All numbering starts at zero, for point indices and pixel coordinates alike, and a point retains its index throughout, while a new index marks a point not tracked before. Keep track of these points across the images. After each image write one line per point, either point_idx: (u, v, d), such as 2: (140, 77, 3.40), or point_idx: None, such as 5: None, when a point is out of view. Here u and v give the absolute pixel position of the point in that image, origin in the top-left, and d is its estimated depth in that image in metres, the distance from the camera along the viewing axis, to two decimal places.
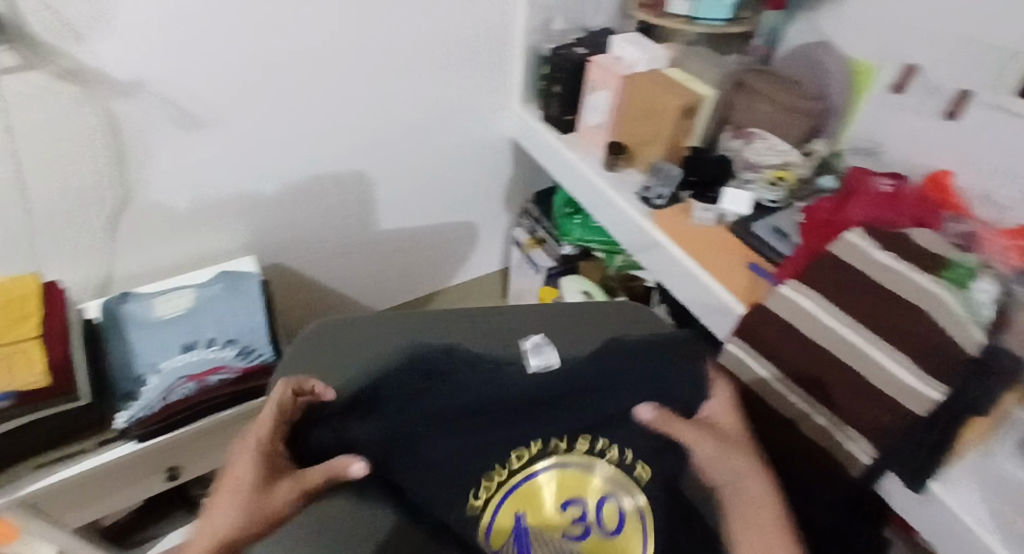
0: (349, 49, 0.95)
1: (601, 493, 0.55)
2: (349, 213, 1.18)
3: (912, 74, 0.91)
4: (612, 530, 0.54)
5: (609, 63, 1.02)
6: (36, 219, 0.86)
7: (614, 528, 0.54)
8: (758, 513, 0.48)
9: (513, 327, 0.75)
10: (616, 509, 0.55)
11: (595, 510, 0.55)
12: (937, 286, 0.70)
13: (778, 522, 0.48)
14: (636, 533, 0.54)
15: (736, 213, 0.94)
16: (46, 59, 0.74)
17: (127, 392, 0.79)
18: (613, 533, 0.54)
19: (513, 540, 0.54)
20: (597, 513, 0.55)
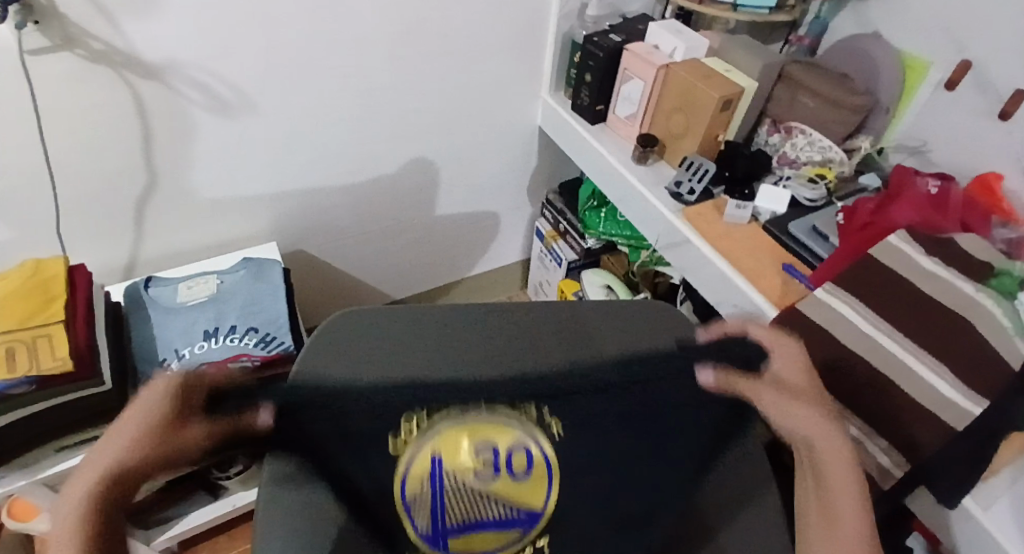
0: (380, 34, 0.93)
1: (511, 441, 0.46)
2: (372, 202, 1.17)
3: (965, 70, 0.85)
4: (521, 475, 0.46)
5: (646, 51, 0.98)
6: (61, 200, 0.86)
7: (524, 474, 0.46)
8: (840, 478, 0.48)
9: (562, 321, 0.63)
10: (538, 458, 0.47)
11: (504, 455, 0.46)
12: (983, 297, 0.68)
13: (854, 494, 0.47)
14: (542, 483, 0.47)
15: (771, 212, 0.91)
16: (75, 40, 0.72)
17: (149, 377, 0.79)
18: (522, 478, 0.46)
19: (425, 485, 0.45)
20: (506, 459, 0.46)
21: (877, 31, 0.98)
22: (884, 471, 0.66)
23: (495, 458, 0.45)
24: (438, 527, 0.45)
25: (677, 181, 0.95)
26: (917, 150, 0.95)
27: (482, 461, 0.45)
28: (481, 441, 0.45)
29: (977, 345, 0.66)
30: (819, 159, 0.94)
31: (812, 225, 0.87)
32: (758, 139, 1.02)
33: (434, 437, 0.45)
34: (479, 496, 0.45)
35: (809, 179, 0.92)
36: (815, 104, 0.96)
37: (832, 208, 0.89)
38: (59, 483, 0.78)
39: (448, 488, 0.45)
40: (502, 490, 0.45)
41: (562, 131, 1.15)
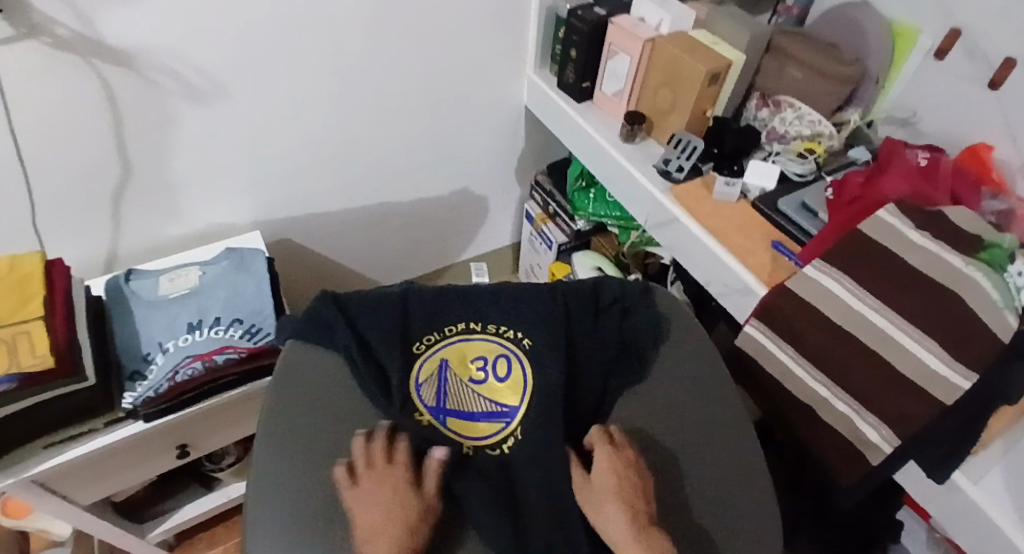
0: (360, 15, 0.90)
1: (499, 351, 0.65)
2: (357, 187, 1.15)
3: (954, 38, 0.85)
4: (502, 377, 0.63)
5: (631, 25, 0.96)
6: (36, 194, 0.84)
7: (505, 375, 0.63)
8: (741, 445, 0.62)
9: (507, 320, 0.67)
10: (514, 361, 0.64)
11: (493, 363, 0.64)
12: (973, 269, 0.66)
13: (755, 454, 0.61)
14: (519, 387, 0.62)
15: (761, 188, 0.89)
16: (41, 27, 0.69)
17: (134, 372, 0.78)
18: (502, 379, 0.63)
19: (435, 381, 0.63)
20: (495, 366, 0.64)
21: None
22: (872, 445, 0.68)
23: (486, 364, 0.64)
24: (440, 405, 0.62)
25: (665, 159, 0.93)
26: (907, 121, 0.95)
27: (477, 369, 0.64)
28: (477, 353, 0.65)
29: (965, 316, 0.64)
30: (809, 134, 0.92)
31: (801, 201, 0.86)
32: (747, 114, 0.99)
33: (446, 348, 0.65)
34: (472, 394, 0.63)
35: (798, 154, 0.91)
36: (804, 76, 0.94)
37: (821, 183, 0.88)
38: (49, 479, 0.77)
39: (450, 383, 0.63)
40: (487, 388, 0.63)
41: (549, 111, 1.13)
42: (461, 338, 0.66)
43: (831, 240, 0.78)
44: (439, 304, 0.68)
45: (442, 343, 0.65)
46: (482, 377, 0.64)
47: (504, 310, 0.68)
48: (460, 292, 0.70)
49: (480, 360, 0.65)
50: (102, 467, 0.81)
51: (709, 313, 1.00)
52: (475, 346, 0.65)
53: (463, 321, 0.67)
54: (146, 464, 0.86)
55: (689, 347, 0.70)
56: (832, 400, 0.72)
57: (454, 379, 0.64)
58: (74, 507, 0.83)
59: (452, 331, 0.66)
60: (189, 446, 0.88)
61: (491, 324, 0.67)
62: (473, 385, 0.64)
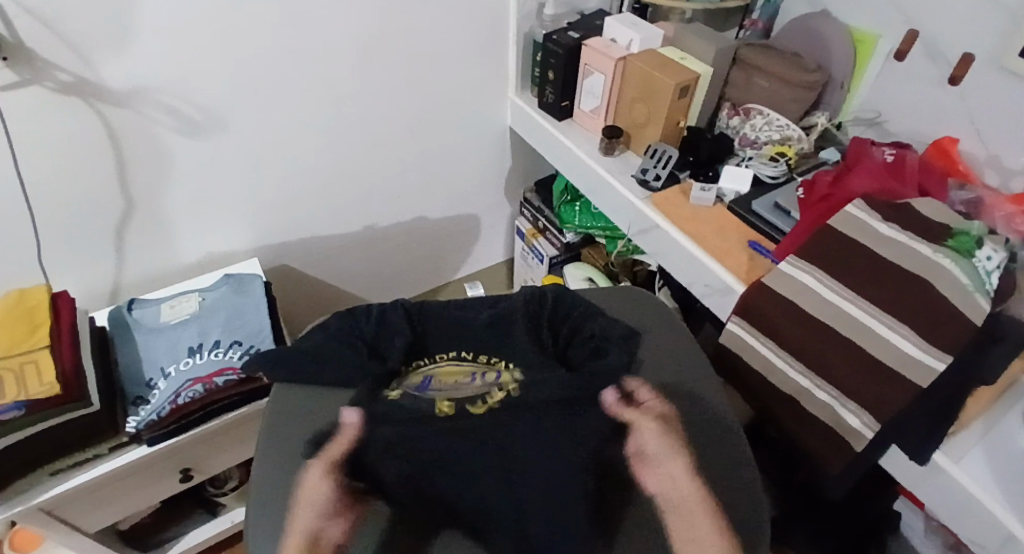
0: (346, 49, 0.95)
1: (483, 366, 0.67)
2: (351, 212, 1.19)
3: (912, 40, 0.89)
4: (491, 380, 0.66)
5: (603, 46, 1.00)
6: (41, 231, 0.88)
7: (494, 380, 0.66)
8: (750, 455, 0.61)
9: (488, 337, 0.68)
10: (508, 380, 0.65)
11: (479, 374, 0.66)
12: (940, 257, 0.69)
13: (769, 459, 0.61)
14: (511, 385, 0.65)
15: (735, 192, 0.93)
16: (43, 72, 0.74)
17: (137, 397, 0.81)
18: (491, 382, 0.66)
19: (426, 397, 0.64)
20: (482, 375, 0.66)
21: (825, 9, 1.01)
22: (853, 432, 0.69)
23: (474, 376, 0.66)
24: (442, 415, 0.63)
25: (643, 169, 0.97)
26: (874, 122, 0.99)
27: (466, 380, 0.66)
28: (465, 372, 0.67)
29: (935, 301, 0.67)
30: (778, 138, 0.96)
31: (774, 202, 0.89)
32: (719, 123, 1.03)
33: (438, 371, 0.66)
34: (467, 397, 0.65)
35: (769, 158, 0.94)
36: (770, 84, 0.99)
37: (793, 184, 0.91)
38: (55, 507, 0.79)
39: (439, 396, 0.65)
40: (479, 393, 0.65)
41: (531, 129, 1.17)
42: (450, 363, 0.67)
43: (804, 237, 0.80)
44: (422, 329, 0.69)
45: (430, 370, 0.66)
46: (472, 382, 0.66)
47: (487, 333, 0.69)
48: (442, 311, 0.71)
49: (467, 375, 0.66)
50: (107, 493, 0.83)
51: (694, 315, 1.01)
52: (456, 367, 0.67)
53: (455, 349, 0.68)
54: (150, 488, 0.88)
55: (675, 361, 0.69)
56: (814, 390, 0.74)
57: (442, 389, 0.65)
58: (81, 534, 0.85)
59: (440, 358, 0.68)
60: (192, 469, 0.90)
61: (483, 355, 0.68)
62: (465, 387, 0.65)
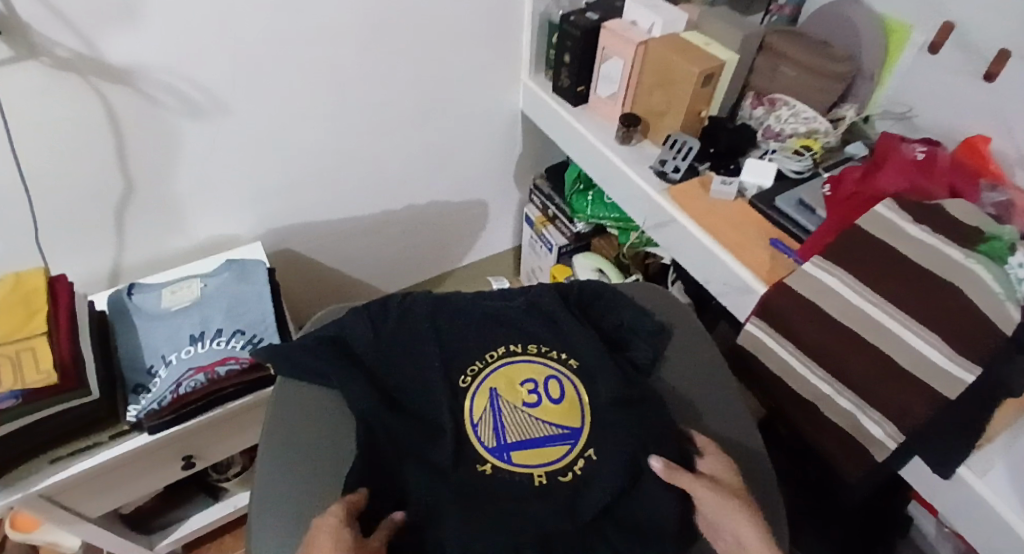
0: (354, 28, 0.91)
1: (546, 374, 0.62)
2: (356, 196, 1.15)
3: (948, 32, 0.84)
4: (557, 398, 0.60)
5: (623, 29, 0.96)
6: (39, 212, 0.85)
7: (559, 398, 0.60)
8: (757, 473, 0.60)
9: (505, 336, 0.65)
10: (568, 385, 0.61)
11: (543, 385, 0.61)
12: (971, 262, 0.66)
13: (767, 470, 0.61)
14: (575, 410, 0.60)
15: (758, 186, 0.90)
16: (39, 49, 0.70)
17: (137, 385, 0.79)
18: (557, 399, 0.60)
19: (489, 414, 0.59)
20: (545, 387, 0.61)
21: None
22: (876, 442, 0.68)
23: (536, 387, 0.61)
24: (501, 442, 0.57)
25: (662, 159, 0.93)
26: (902, 116, 0.94)
27: (528, 392, 0.60)
28: (524, 377, 0.62)
29: (965, 311, 0.64)
30: (804, 131, 0.92)
31: (799, 198, 0.86)
32: (742, 113, 1.00)
33: (492, 376, 0.61)
34: (529, 419, 0.58)
35: (794, 151, 0.91)
36: (798, 74, 0.95)
37: (819, 179, 0.88)
38: (57, 494, 0.77)
39: (505, 413, 0.59)
40: (542, 411, 0.59)
41: (544, 115, 1.13)
42: (505, 362, 0.63)
43: (829, 236, 0.77)
44: (452, 318, 0.66)
45: (491, 367, 0.62)
46: (536, 399, 0.60)
47: (514, 333, 0.65)
48: (473, 304, 0.68)
49: (529, 383, 0.61)
50: (110, 480, 0.82)
51: (710, 312, 1.00)
52: (515, 373, 0.62)
53: (506, 343, 0.64)
54: (152, 476, 0.87)
55: (698, 365, 0.67)
56: (834, 396, 0.72)
57: (508, 406, 0.59)
58: (83, 519, 0.84)
59: (493, 357, 0.63)
60: (194, 456, 0.89)
61: (533, 344, 0.64)
62: (527, 409, 0.59)
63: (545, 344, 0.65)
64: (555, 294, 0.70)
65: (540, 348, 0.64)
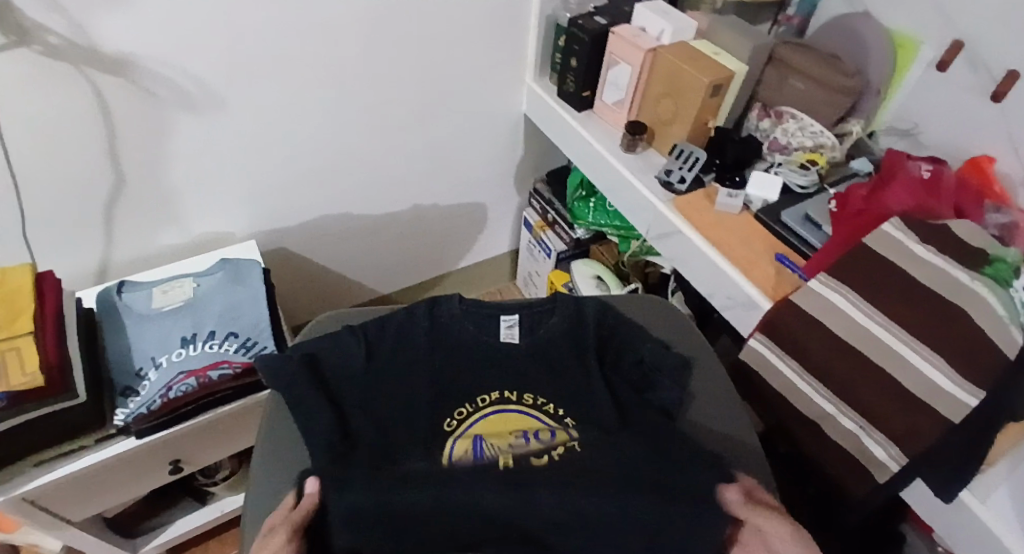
0: (358, 24, 0.89)
1: (534, 427, 0.58)
2: (354, 195, 1.13)
3: (956, 50, 0.84)
4: (545, 446, 0.57)
5: (632, 35, 0.95)
6: (26, 205, 0.82)
7: (548, 448, 0.57)
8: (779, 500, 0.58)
9: (511, 373, 0.62)
10: (557, 442, 0.57)
11: (531, 434, 0.58)
12: (977, 284, 0.66)
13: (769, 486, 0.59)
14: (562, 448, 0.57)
15: (763, 199, 0.89)
16: (30, 34, 0.68)
17: (126, 388, 0.76)
18: (546, 447, 0.57)
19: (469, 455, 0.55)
20: (533, 435, 0.58)
21: (867, 9, 0.96)
22: (879, 463, 0.67)
23: (526, 436, 0.58)
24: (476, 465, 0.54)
25: (667, 170, 0.93)
26: (908, 133, 0.94)
27: (516, 441, 0.57)
28: (516, 427, 0.59)
29: (971, 333, 0.64)
30: (810, 145, 0.92)
31: (805, 213, 0.85)
32: (748, 124, 1.00)
33: (478, 421, 0.59)
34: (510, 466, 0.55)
35: (800, 165, 0.90)
36: (806, 88, 0.95)
37: (825, 195, 0.87)
38: (38, 498, 0.75)
39: (488, 454, 0.55)
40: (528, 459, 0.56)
41: (548, 119, 1.12)
42: (494, 410, 0.60)
43: (836, 253, 0.77)
44: (460, 350, 0.64)
45: (478, 414, 0.59)
46: (523, 443, 0.57)
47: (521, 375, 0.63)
48: (483, 334, 0.65)
49: (517, 433, 0.58)
50: (94, 484, 0.79)
51: (711, 324, 0.99)
52: (501, 423, 0.59)
53: (497, 390, 0.61)
54: (138, 480, 0.84)
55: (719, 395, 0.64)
56: (837, 415, 0.71)
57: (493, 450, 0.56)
58: (65, 523, 0.81)
59: (483, 403, 0.60)
60: (183, 461, 0.87)
61: (528, 396, 0.61)
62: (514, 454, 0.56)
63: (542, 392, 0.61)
64: (568, 324, 0.66)
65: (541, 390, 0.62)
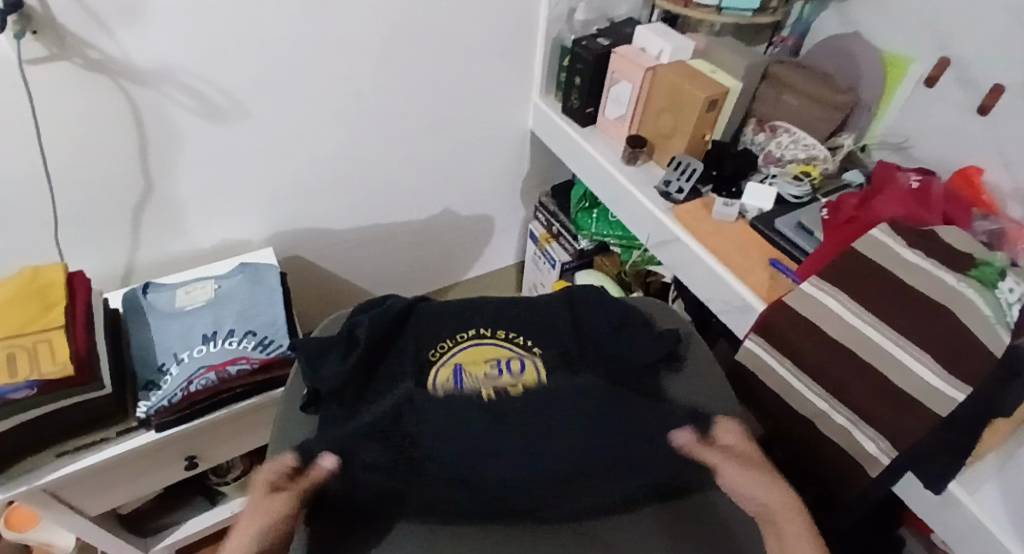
0: (373, 42, 0.95)
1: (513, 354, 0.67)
2: (368, 206, 1.18)
3: (944, 67, 0.88)
4: (518, 372, 0.64)
5: (633, 55, 1.00)
6: (60, 209, 0.87)
7: (519, 372, 0.64)
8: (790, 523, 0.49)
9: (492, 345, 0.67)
10: (530, 363, 0.66)
11: (507, 362, 0.65)
12: (963, 287, 0.68)
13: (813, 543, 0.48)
14: (534, 381, 0.63)
15: (758, 209, 0.93)
16: (72, 48, 0.73)
17: (149, 382, 0.80)
18: (519, 374, 0.64)
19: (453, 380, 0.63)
20: (509, 364, 0.65)
21: (857, 31, 1.01)
22: (871, 459, 0.69)
23: (501, 364, 0.65)
24: (458, 399, 0.61)
25: (667, 180, 0.97)
26: (900, 146, 0.98)
27: (492, 367, 0.65)
28: (492, 356, 0.66)
29: (955, 335, 0.66)
30: (804, 157, 0.96)
31: (798, 221, 0.89)
32: (745, 138, 1.04)
33: (460, 353, 0.66)
34: (489, 386, 0.63)
35: (794, 177, 0.94)
36: (800, 103, 0.99)
37: (817, 204, 0.91)
38: (59, 488, 0.78)
39: (467, 381, 0.63)
40: (503, 382, 0.63)
41: (554, 134, 1.17)
42: (472, 344, 0.68)
43: (828, 258, 0.80)
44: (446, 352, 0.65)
45: (460, 346, 0.67)
46: (499, 371, 0.64)
47: (521, 323, 0.70)
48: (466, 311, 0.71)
49: (493, 360, 0.66)
50: (112, 476, 0.82)
51: (711, 329, 1.02)
52: (478, 353, 0.67)
53: (474, 328, 0.69)
54: (154, 474, 0.87)
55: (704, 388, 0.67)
56: (830, 413, 0.73)
57: (470, 373, 0.64)
58: (81, 516, 0.84)
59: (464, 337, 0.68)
60: (197, 456, 0.90)
61: (501, 331, 0.69)
62: (490, 378, 0.63)
63: (512, 331, 0.69)
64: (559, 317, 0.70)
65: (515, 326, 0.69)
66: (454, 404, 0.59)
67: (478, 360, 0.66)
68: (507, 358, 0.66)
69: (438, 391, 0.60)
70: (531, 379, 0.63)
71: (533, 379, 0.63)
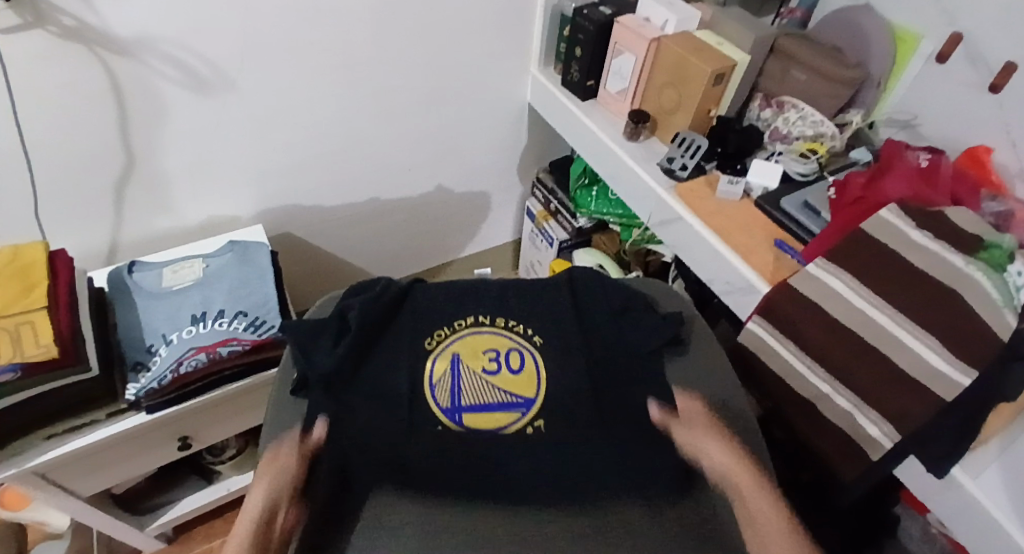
0: (365, 9, 0.90)
1: (509, 346, 0.63)
2: (361, 182, 1.15)
3: (955, 42, 0.85)
4: (516, 369, 0.62)
5: (637, 25, 0.97)
6: (40, 185, 0.84)
7: (518, 368, 0.62)
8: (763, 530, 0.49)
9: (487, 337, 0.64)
10: (527, 358, 0.63)
11: (505, 354, 0.63)
12: (971, 268, 0.66)
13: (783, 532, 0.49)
14: (531, 382, 0.62)
15: (764, 187, 0.91)
16: (46, 15, 0.69)
17: (137, 363, 0.78)
18: (516, 371, 0.62)
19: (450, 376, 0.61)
20: (507, 357, 0.63)
21: (867, 1, 0.97)
22: (872, 441, 0.69)
23: (498, 356, 0.63)
24: (456, 403, 0.59)
25: (670, 157, 0.94)
26: (908, 124, 0.96)
27: (489, 360, 0.62)
28: (488, 346, 0.63)
29: (962, 316, 0.65)
30: (811, 134, 0.93)
31: (804, 200, 0.87)
32: (750, 114, 1.01)
33: (458, 340, 0.63)
34: (488, 386, 0.61)
35: (800, 154, 0.92)
36: (809, 78, 0.96)
37: (823, 182, 0.89)
38: (50, 471, 0.76)
39: (464, 377, 0.61)
40: (501, 380, 0.61)
41: (552, 108, 1.14)
42: (471, 331, 0.64)
43: (834, 240, 0.78)
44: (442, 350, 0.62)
45: (458, 335, 0.64)
46: (496, 367, 0.62)
47: (517, 309, 0.67)
48: (467, 295, 0.68)
49: (490, 352, 0.63)
50: (105, 459, 0.81)
51: (711, 309, 1.01)
52: (475, 343, 0.63)
53: (474, 314, 0.66)
54: (148, 455, 0.86)
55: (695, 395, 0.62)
56: (834, 396, 0.72)
57: (466, 369, 0.61)
58: (74, 498, 0.83)
59: (463, 324, 0.65)
60: (190, 438, 0.88)
61: (499, 318, 0.66)
62: (486, 376, 0.61)
63: (512, 319, 0.66)
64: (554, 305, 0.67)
65: (512, 314, 0.66)
66: (452, 415, 0.59)
67: (477, 352, 0.63)
68: (506, 349, 0.63)
69: (436, 413, 0.59)
70: (530, 391, 0.61)
71: (530, 385, 0.61)
